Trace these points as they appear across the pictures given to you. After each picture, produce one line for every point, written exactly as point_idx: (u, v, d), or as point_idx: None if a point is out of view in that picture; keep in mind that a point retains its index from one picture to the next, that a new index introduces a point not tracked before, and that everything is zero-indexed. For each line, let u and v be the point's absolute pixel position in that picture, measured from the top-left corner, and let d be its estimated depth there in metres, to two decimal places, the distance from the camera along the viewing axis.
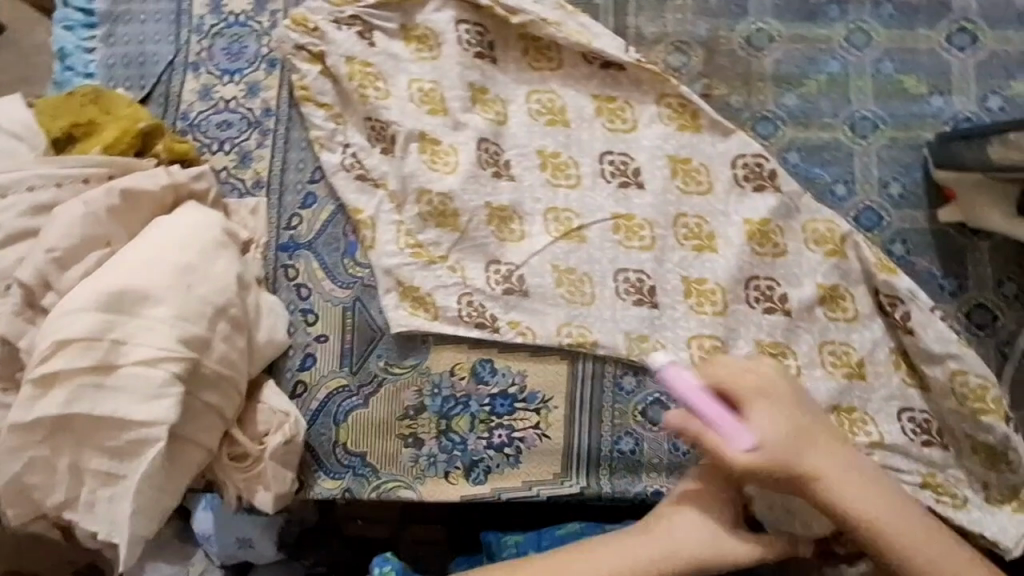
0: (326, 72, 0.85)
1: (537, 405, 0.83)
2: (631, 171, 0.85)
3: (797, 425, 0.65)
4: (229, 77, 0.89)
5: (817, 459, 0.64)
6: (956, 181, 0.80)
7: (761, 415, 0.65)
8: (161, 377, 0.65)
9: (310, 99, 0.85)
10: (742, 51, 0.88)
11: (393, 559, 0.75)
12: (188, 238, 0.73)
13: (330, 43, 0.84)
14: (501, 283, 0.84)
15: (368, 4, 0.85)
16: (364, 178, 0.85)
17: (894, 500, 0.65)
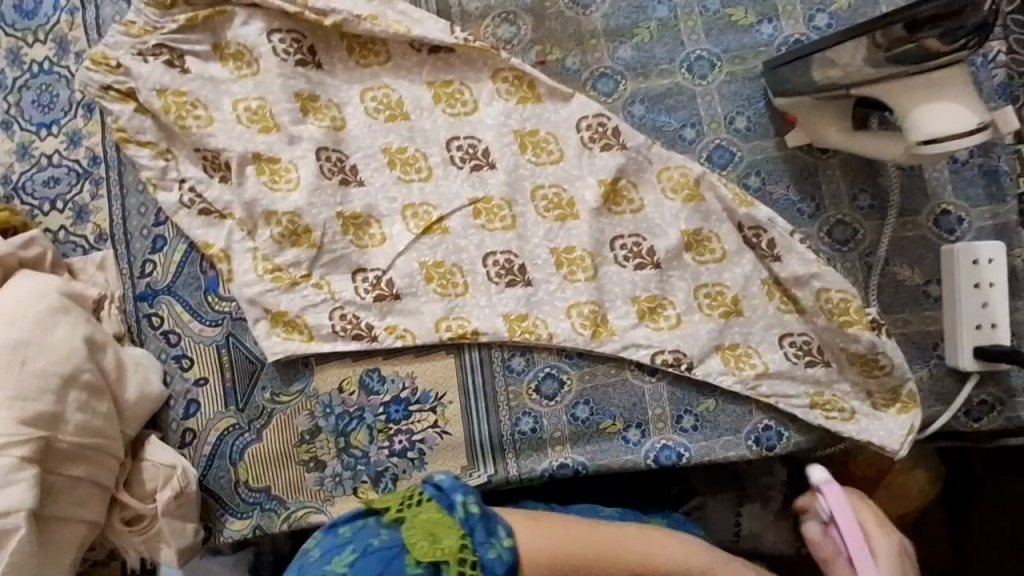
0: (141, 108, 0.80)
1: (432, 404, 0.82)
2: (481, 152, 0.84)
3: None
4: (46, 131, 0.84)
5: None
6: (793, 107, 0.81)
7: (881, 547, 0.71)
8: (8, 464, 0.63)
9: (129, 140, 0.80)
10: (569, 12, 0.86)
11: (473, 488, 0.67)
12: (17, 311, 0.69)
13: (137, 78, 0.80)
14: (372, 291, 0.82)
15: (170, 29, 0.80)
16: (208, 211, 0.81)
17: None
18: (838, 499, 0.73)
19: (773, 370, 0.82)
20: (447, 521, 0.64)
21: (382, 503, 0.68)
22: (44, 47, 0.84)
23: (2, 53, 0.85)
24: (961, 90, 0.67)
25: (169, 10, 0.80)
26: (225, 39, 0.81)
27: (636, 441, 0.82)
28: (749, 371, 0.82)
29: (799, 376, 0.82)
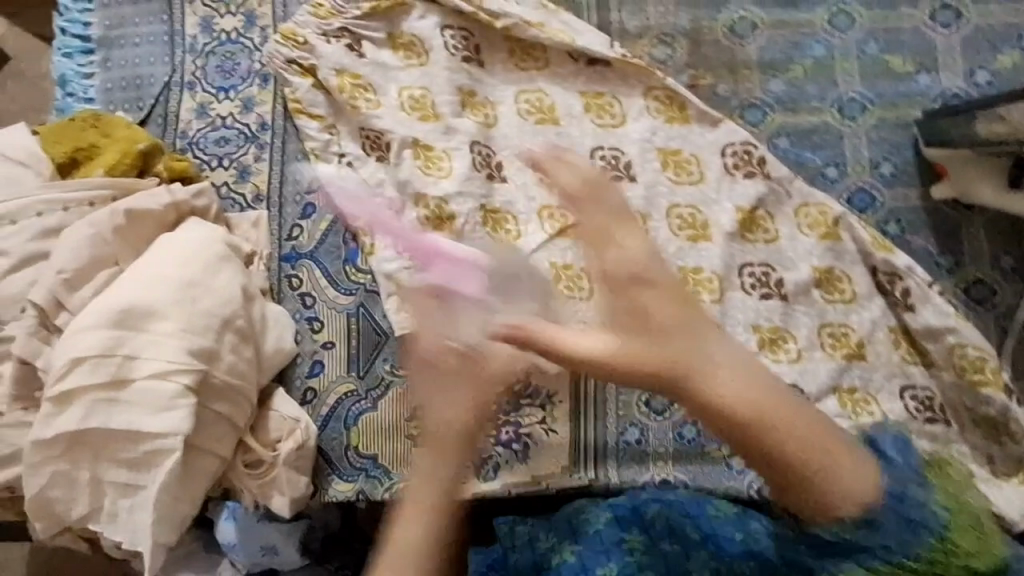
0: (318, 84, 0.87)
1: (542, 400, 0.86)
2: (623, 165, 0.86)
3: (626, 309, 0.79)
4: (225, 95, 0.91)
5: (683, 346, 0.73)
6: (946, 159, 0.80)
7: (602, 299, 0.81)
8: (173, 390, 0.67)
9: (301, 111, 0.87)
10: (726, 40, 0.87)
11: None
12: (194, 253, 0.75)
13: (320, 56, 0.86)
14: (501, 283, 0.86)
15: (353, 16, 0.86)
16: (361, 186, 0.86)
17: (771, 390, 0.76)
18: (386, 224, 0.85)
19: (891, 419, 0.80)
20: None
21: None
22: (234, 19, 0.92)
23: (196, 19, 0.92)
24: None
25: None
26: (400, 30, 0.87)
27: (740, 469, 0.83)
28: (867, 418, 0.80)
29: (916, 430, 0.80)
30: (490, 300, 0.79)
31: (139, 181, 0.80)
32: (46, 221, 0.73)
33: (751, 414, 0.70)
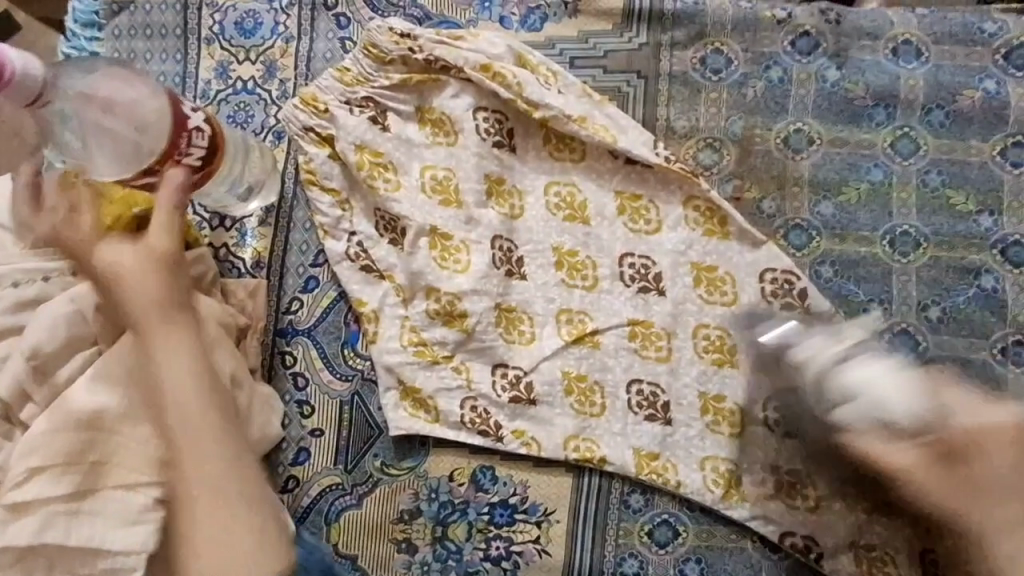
0: (335, 155, 0.81)
1: (538, 518, 0.80)
2: (652, 276, 0.81)
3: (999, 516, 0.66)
4: None
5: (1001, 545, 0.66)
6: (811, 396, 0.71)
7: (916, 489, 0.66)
8: (142, 503, 0.62)
9: (315, 183, 0.81)
10: (779, 152, 0.81)
11: None
12: None
13: (340, 127, 0.80)
14: (509, 390, 0.80)
15: (380, 85, 0.81)
16: (369, 268, 0.81)
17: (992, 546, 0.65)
18: None
19: None
20: None
21: None
22: (252, 67, 0.85)
23: (212, 63, 0.85)
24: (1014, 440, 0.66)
25: (385, 65, 0.81)
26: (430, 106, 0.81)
27: None
28: None
29: None
30: (132, 135, 0.65)
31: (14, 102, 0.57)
32: (21, 294, 0.66)
33: None
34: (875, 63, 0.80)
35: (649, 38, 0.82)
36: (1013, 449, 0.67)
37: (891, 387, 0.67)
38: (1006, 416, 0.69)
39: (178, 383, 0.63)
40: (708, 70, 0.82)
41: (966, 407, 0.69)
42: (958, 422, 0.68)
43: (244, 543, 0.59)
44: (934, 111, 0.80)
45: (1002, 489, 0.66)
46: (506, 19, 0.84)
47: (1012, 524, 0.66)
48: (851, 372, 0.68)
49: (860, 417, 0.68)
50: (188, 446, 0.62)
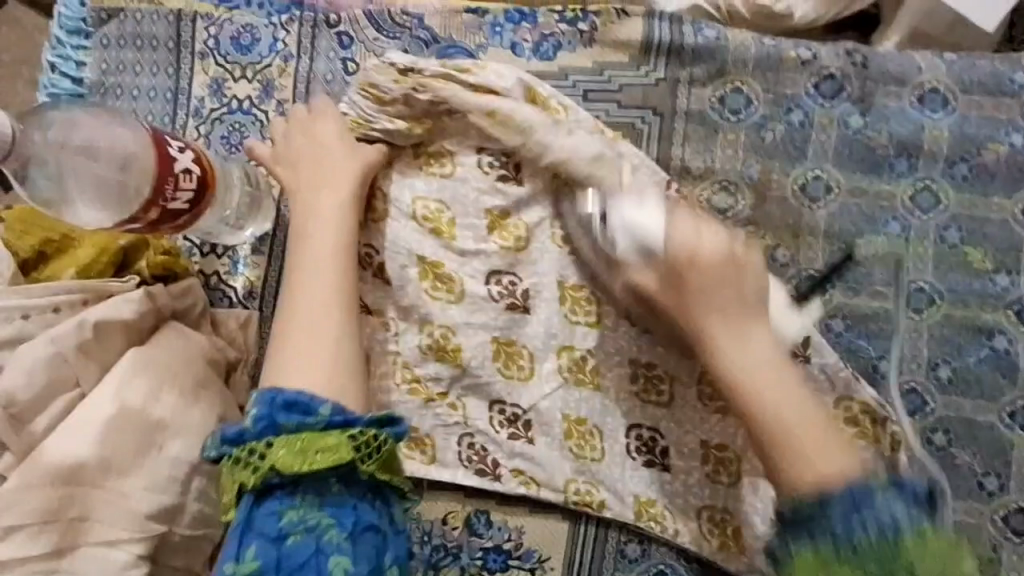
0: None
1: (532, 565, 0.78)
2: None
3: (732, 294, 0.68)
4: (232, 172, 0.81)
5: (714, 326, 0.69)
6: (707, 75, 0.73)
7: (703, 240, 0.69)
8: (123, 560, 0.59)
9: None
10: (795, 199, 0.78)
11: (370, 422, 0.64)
12: (162, 374, 0.66)
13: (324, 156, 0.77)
14: (507, 426, 0.78)
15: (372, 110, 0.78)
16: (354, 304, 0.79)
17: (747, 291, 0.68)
18: None
19: None
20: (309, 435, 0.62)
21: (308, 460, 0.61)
22: (249, 86, 0.82)
23: (205, 80, 0.82)
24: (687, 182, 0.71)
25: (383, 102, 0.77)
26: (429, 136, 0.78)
27: None
28: None
29: None
30: (112, 176, 0.61)
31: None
32: None
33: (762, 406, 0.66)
34: (899, 111, 0.78)
35: (668, 73, 0.79)
36: (717, 278, 0.68)
37: (641, 221, 0.70)
38: (714, 245, 0.69)
39: (322, 254, 0.72)
40: (726, 109, 0.78)
41: (682, 239, 0.69)
42: (677, 249, 0.69)
43: (335, 363, 0.67)
44: (958, 164, 0.77)
45: (710, 313, 0.68)
46: (517, 46, 0.81)
47: (771, 368, 0.67)
48: (617, 216, 0.72)
49: (630, 252, 0.71)
50: (315, 288, 0.70)
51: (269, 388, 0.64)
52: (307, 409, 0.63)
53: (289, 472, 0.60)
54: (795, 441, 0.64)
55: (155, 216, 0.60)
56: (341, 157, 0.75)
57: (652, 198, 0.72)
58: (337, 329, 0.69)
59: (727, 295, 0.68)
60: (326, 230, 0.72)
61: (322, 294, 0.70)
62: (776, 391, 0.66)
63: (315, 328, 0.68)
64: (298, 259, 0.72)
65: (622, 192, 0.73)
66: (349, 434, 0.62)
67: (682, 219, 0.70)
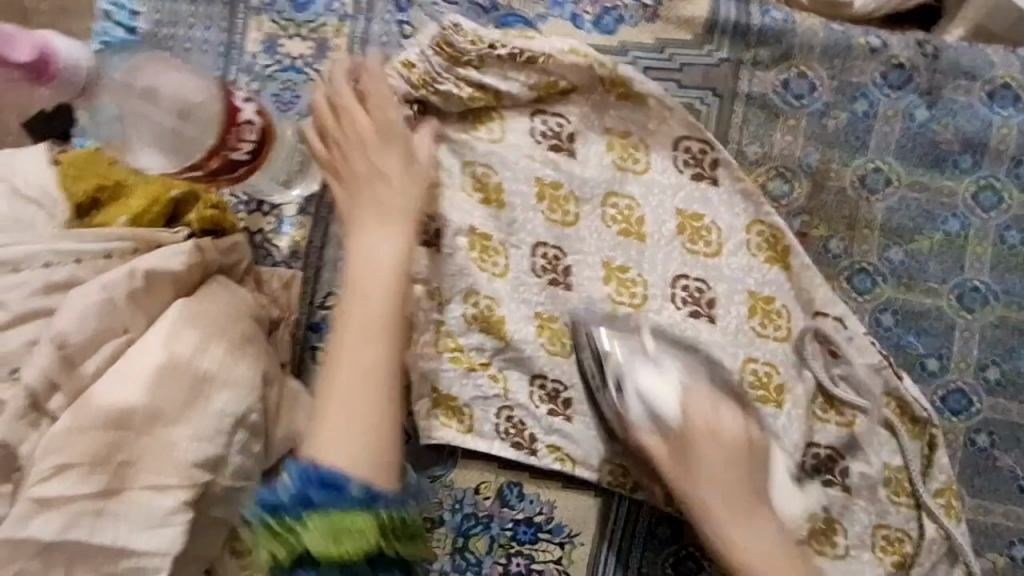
0: None
1: (562, 539, 0.79)
2: (705, 300, 0.77)
3: (738, 452, 0.69)
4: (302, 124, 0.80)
5: (709, 447, 0.69)
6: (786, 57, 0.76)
7: (695, 401, 0.70)
8: (169, 506, 0.60)
9: None
10: (852, 190, 0.77)
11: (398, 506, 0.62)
12: (211, 327, 0.66)
13: None
14: (547, 402, 0.78)
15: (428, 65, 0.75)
16: None
17: (743, 461, 0.69)
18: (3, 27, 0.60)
19: None
20: (342, 518, 0.60)
21: (339, 548, 0.60)
22: (303, 44, 0.81)
23: (260, 36, 0.82)
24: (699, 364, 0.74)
25: (457, 66, 0.75)
26: (492, 98, 0.76)
27: None
28: None
29: None
30: (175, 125, 0.71)
31: (60, 97, 0.66)
32: (50, 276, 0.63)
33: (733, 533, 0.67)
34: (967, 106, 0.76)
35: (731, 54, 0.77)
36: (721, 458, 0.68)
37: (660, 392, 0.70)
38: (699, 400, 0.70)
39: (367, 323, 0.67)
40: (790, 94, 0.77)
41: (697, 408, 0.70)
42: (692, 421, 0.69)
43: (371, 444, 0.64)
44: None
45: (710, 492, 0.68)
46: (578, 18, 0.80)
47: (728, 501, 0.68)
48: (632, 383, 0.71)
49: (646, 423, 0.71)
50: (357, 357, 0.66)
51: (303, 463, 0.62)
52: (341, 488, 0.61)
53: (319, 558, 0.59)
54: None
55: (216, 164, 0.71)
56: (392, 216, 0.71)
57: (668, 364, 0.72)
58: (375, 408, 0.65)
59: (731, 435, 0.69)
60: (371, 298, 0.68)
61: (363, 371, 0.66)
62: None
63: (351, 409, 0.64)
64: (342, 328, 0.68)
65: (645, 354, 0.73)
66: (381, 522, 0.61)
67: (697, 389, 0.71)
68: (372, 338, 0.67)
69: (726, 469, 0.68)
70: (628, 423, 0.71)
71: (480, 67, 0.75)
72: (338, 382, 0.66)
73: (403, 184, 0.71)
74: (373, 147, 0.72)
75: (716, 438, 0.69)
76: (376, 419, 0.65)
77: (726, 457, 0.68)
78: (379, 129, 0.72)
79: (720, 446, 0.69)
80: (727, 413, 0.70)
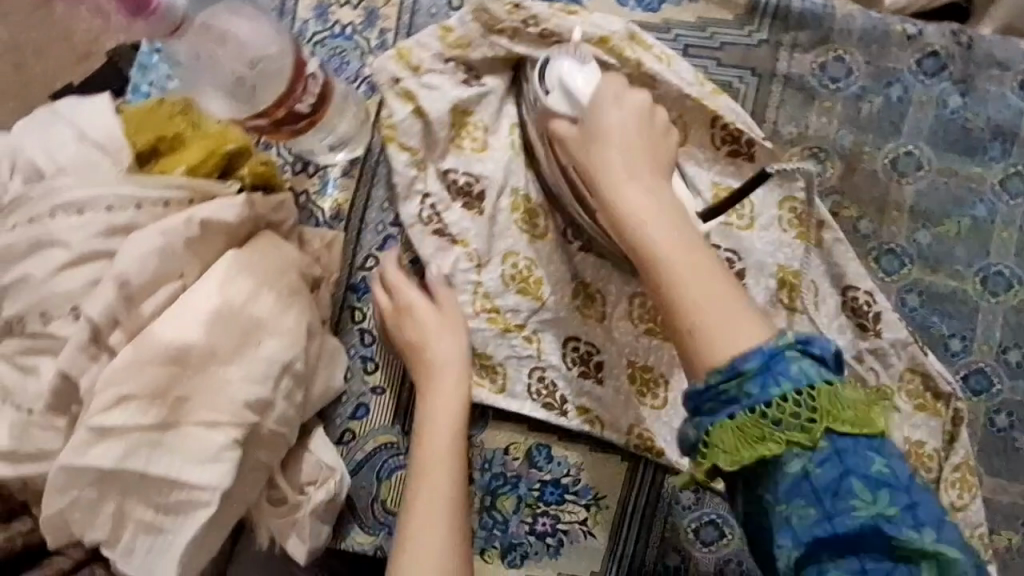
0: (419, 112, 0.79)
1: (588, 501, 0.81)
2: (735, 273, 0.79)
3: (649, 132, 0.68)
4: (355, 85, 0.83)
5: (632, 192, 0.64)
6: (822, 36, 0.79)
7: (615, 115, 0.68)
8: (221, 443, 0.62)
9: (393, 140, 0.78)
10: (884, 173, 0.79)
11: None
12: (263, 277, 0.68)
13: (426, 85, 0.79)
14: (578, 365, 0.80)
15: (474, 32, 0.78)
16: (441, 233, 0.79)
17: (657, 153, 0.67)
18: None
19: None
20: None
21: None
22: (353, 12, 0.84)
23: (311, 3, 0.84)
24: (638, 103, 0.69)
25: (492, 34, 0.78)
26: (526, 67, 0.78)
27: None
28: None
29: None
30: (240, 72, 0.68)
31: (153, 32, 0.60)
32: (113, 219, 0.65)
33: (647, 246, 0.61)
34: (999, 96, 0.78)
35: (770, 35, 0.80)
36: (623, 133, 0.67)
37: (579, 83, 0.72)
38: (625, 111, 0.69)
39: (440, 453, 0.73)
40: (827, 77, 0.79)
41: (606, 99, 0.70)
42: (607, 107, 0.69)
43: (454, 540, 0.69)
44: None
45: (618, 155, 0.66)
46: None
47: (665, 207, 0.64)
48: (564, 77, 0.73)
49: (562, 105, 0.72)
50: (433, 493, 0.71)
51: None
52: None
53: None
54: (711, 293, 0.58)
55: (281, 113, 0.70)
56: (451, 374, 0.76)
57: (595, 66, 0.73)
58: (451, 524, 0.70)
59: (630, 146, 0.67)
60: (438, 461, 0.72)
61: (442, 484, 0.71)
62: (673, 240, 0.61)
63: (435, 517, 0.70)
64: (415, 476, 0.72)
65: (571, 53, 0.74)
66: None
67: (616, 75, 0.72)
68: (443, 492, 0.71)
69: (597, 147, 0.67)
70: (551, 113, 0.72)
71: (513, 37, 0.78)
72: (415, 512, 0.70)
73: (457, 380, 0.76)
74: (431, 304, 0.77)
75: (630, 145, 0.67)
76: (455, 508, 0.71)
77: (677, 226, 0.61)
78: (433, 320, 0.77)
79: (627, 129, 0.67)
80: (638, 104, 0.69)
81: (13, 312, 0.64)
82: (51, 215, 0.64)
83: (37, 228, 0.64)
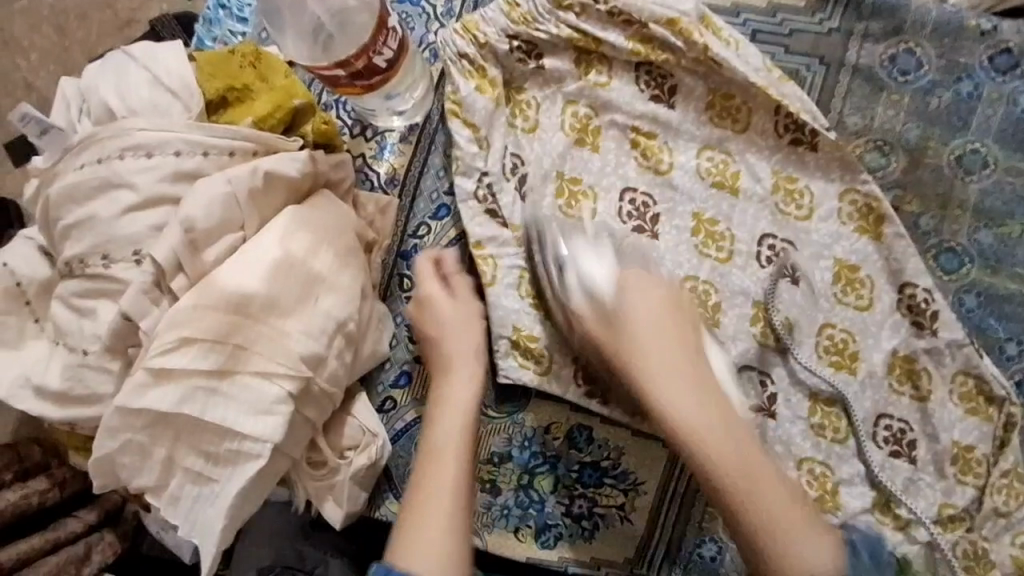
0: (481, 88, 0.79)
1: (626, 486, 0.80)
2: (790, 263, 0.78)
3: (674, 322, 0.69)
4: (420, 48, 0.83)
5: (636, 305, 0.69)
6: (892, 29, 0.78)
7: (639, 316, 0.68)
8: (274, 394, 0.62)
9: (456, 115, 0.79)
10: (949, 170, 0.78)
11: None
12: (321, 233, 0.68)
13: (496, 58, 0.80)
14: None
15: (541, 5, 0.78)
16: (494, 214, 0.79)
17: (676, 334, 0.68)
18: None
19: None
20: None
21: None
22: None
23: None
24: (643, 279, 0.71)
25: (559, 10, 0.78)
26: (590, 45, 0.79)
27: None
28: None
29: None
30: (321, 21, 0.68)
31: None
32: (180, 164, 0.66)
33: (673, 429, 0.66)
34: None
35: (842, 24, 0.79)
36: (643, 305, 0.68)
37: (596, 273, 0.71)
38: (652, 303, 0.69)
39: (447, 434, 0.70)
40: (896, 69, 0.78)
41: (632, 279, 0.70)
42: (633, 306, 0.69)
43: (453, 520, 0.65)
44: None
45: (647, 344, 0.67)
46: None
47: (671, 333, 0.68)
48: (572, 266, 0.72)
49: (584, 305, 0.71)
50: (437, 472, 0.68)
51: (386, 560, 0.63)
52: None
53: None
54: (743, 480, 0.62)
55: (361, 64, 0.66)
56: (462, 358, 0.74)
57: (610, 251, 0.73)
58: (451, 504, 0.66)
59: (661, 312, 0.68)
60: (444, 440, 0.70)
61: (447, 466, 0.68)
62: (722, 436, 0.64)
63: (435, 496, 0.66)
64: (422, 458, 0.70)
65: (585, 237, 0.74)
66: None
67: (655, 292, 0.70)
68: (446, 473, 0.68)
69: (612, 326, 0.69)
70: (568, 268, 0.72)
71: (580, 14, 0.79)
72: (419, 489, 0.68)
73: (467, 361, 0.74)
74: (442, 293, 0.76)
75: (665, 344, 0.67)
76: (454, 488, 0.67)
77: (658, 326, 0.68)
78: (446, 304, 0.76)
79: (660, 313, 0.68)
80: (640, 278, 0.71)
81: (76, 252, 0.65)
82: (119, 157, 0.65)
83: (106, 169, 0.65)
